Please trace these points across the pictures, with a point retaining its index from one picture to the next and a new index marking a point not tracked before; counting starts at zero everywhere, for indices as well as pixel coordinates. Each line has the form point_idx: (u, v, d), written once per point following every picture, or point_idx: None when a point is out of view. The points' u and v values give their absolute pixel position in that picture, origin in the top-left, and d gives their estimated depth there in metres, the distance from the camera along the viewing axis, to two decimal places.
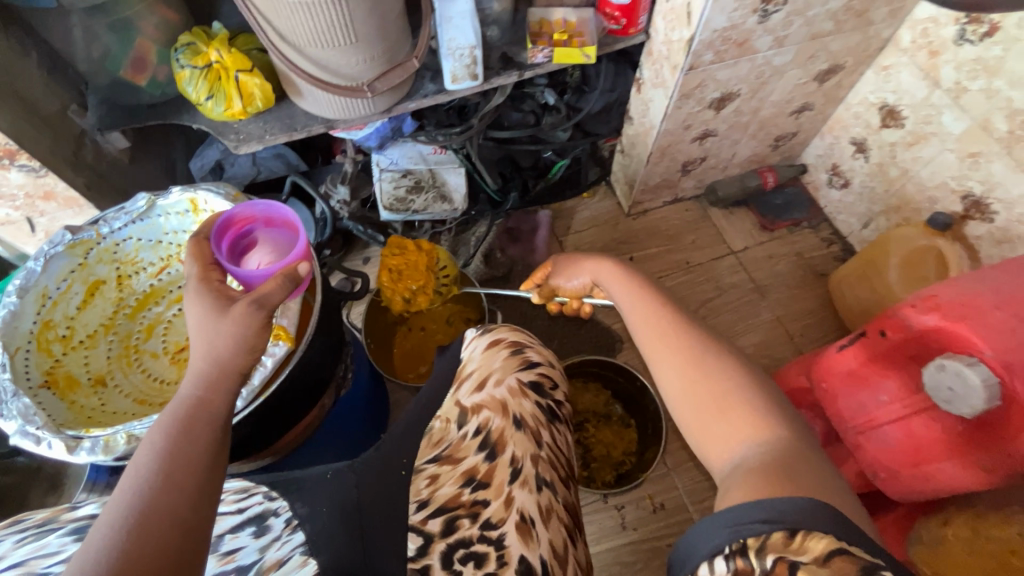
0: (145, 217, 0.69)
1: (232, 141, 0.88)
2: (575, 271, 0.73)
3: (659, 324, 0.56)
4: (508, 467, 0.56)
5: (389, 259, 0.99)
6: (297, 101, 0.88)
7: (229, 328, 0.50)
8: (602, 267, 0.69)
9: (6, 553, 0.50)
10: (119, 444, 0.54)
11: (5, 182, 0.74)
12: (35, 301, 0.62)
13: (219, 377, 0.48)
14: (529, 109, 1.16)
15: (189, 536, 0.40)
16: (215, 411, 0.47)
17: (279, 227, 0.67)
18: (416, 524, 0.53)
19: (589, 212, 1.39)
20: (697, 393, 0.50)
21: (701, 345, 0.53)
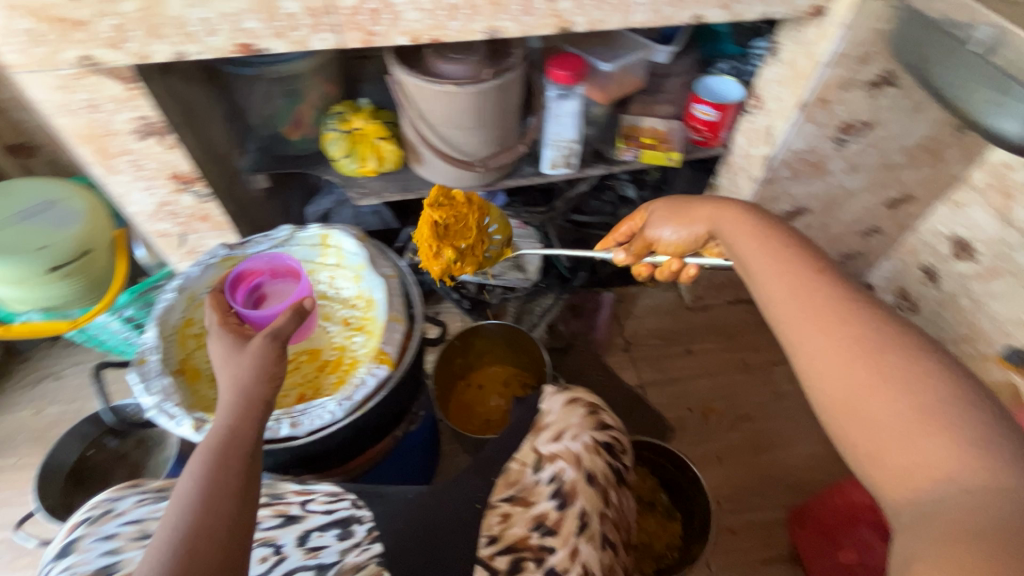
0: (284, 245, 0.81)
1: (355, 194, 1.02)
2: (683, 222, 0.69)
3: (816, 305, 0.49)
4: (577, 519, 0.59)
5: (435, 212, 0.86)
6: (417, 167, 1.01)
7: (247, 361, 0.56)
8: (728, 218, 0.63)
9: (128, 510, 0.57)
10: None
11: (177, 203, 0.89)
12: (185, 300, 0.74)
13: (246, 404, 0.53)
14: (607, 199, 1.29)
15: (230, 549, 0.45)
16: (243, 437, 0.52)
17: (284, 276, 0.77)
18: (485, 557, 0.57)
19: (651, 300, 1.44)
20: (868, 399, 0.43)
21: (874, 336, 0.46)
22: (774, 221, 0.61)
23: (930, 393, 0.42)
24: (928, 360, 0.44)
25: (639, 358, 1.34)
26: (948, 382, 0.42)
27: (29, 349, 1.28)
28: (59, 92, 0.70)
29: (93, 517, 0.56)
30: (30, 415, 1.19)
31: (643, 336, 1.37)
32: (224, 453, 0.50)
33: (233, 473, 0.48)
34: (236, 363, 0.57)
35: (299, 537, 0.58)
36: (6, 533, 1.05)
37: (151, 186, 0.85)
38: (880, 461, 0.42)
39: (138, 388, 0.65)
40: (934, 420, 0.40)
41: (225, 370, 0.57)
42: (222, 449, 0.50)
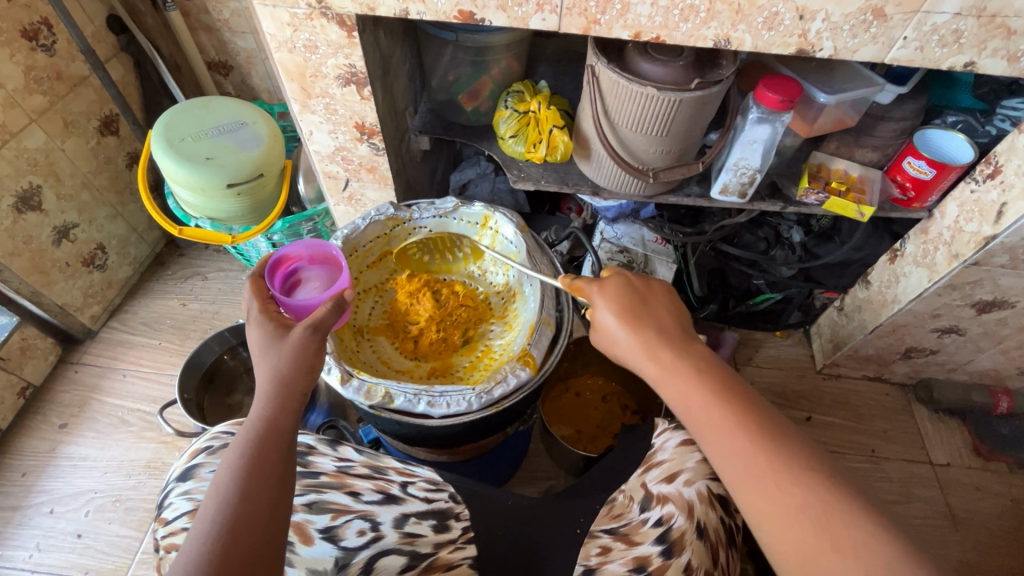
0: (445, 216, 0.81)
1: (514, 175, 0.98)
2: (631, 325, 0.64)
3: (759, 463, 0.51)
4: (681, 573, 0.52)
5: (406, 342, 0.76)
6: (582, 164, 0.97)
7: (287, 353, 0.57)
8: (660, 342, 0.62)
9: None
10: (377, 395, 0.63)
11: (353, 151, 0.91)
12: (348, 250, 0.77)
13: (284, 396, 0.55)
14: (763, 235, 1.19)
15: (267, 538, 0.48)
16: (280, 429, 0.54)
17: (322, 263, 0.74)
18: None
19: (776, 351, 1.33)
20: (818, 559, 0.46)
21: (808, 491, 0.49)
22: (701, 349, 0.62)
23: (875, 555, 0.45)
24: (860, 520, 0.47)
25: None
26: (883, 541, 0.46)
27: (187, 247, 1.42)
28: (286, 28, 0.73)
29: (212, 447, 0.62)
30: (177, 306, 1.32)
31: (758, 388, 1.27)
32: (260, 445, 0.52)
33: (268, 465, 0.51)
34: (280, 354, 0.57)
35: (396, 518, 0.57)
36: (140, 405, 1.18)
37: (335, 131, 0.88)
38: None
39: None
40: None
41: (263, 360, 0.57)
42: (263, 438, 0.52)
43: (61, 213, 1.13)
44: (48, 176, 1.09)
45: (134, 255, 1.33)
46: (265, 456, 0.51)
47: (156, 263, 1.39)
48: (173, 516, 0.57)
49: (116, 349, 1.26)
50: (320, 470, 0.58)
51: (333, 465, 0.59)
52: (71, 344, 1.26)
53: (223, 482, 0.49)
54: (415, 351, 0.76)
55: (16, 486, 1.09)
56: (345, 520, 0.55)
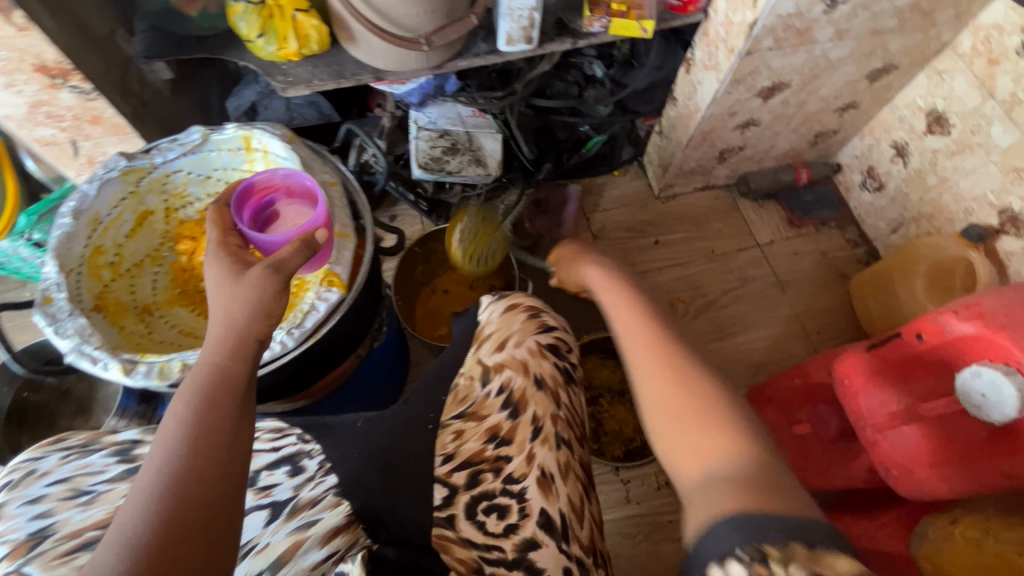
0: (197, 150, 0.70)
1: (280, 82, 0.86)
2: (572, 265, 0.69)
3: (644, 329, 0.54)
4: (530, 426, 0.58)
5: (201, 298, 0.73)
6: (351, 49, 0.86)
7: (243, 292, 0.51)
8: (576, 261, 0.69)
9: (53, 470, 0.55)
10: (173, 370, 0.57)
11: (55, 102, 0.73)
12: (88, 225, 0.65)
13: (234, 342, 0.50)
14: (572, 80, 1.17)
15: (219, 493, 0.43)
16: (231, 376, 0.49)
17: (300, 197, 0.69)
18: (442, 476, 0.57)
19: (618, 190, 1.38)
20: (675, 399, 0.48)
21: (674, 349, 0.51)
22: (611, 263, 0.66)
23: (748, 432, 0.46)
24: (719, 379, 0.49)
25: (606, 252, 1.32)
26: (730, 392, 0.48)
27: None
28: None
29: (15, 481, 0.54)
30: None
31: (610, 229, 1.34)
32: (210, 398, 0.47)
33: (217, 418, 0.46)
34: (233, 293, 0.52)
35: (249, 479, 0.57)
36: None
37: (15, 82, 0.69)
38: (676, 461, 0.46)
39: (49, 333, 0.58)
40: (729, 435, 0.44)
41: (218, 294, 0.53)
42: (214, 389, 0.48)
43: None
44: None
45: None
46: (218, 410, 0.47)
47: None
48: None
49: None
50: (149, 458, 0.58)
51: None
52: None
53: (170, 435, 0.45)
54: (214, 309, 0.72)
55: None
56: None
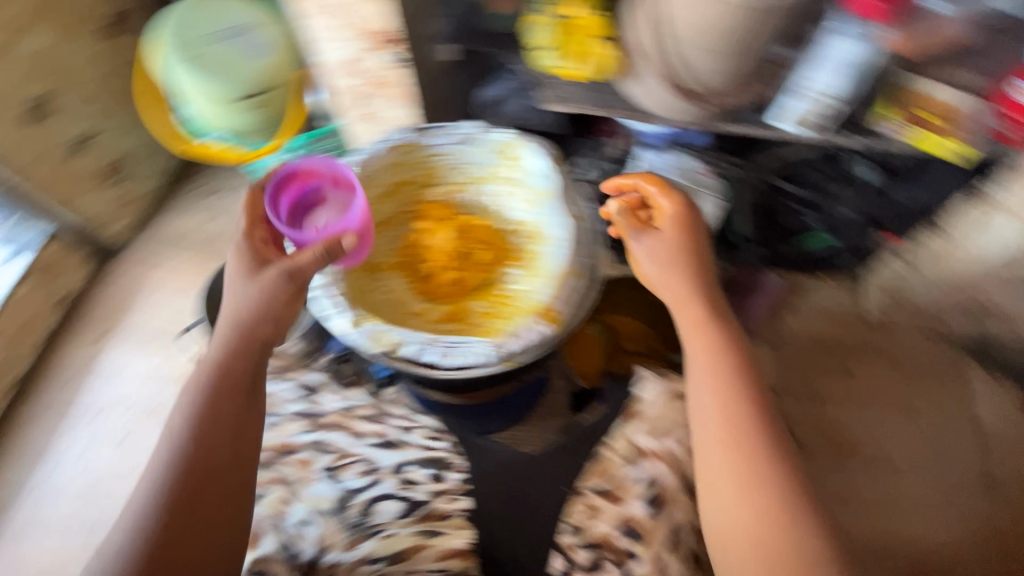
0: (466, 142, 0.77)
1: (547, 94, 0.89)
2: (666, 264, 0.81)
3: (729, 419, 0.70)
4: (664, 529, 0.76)
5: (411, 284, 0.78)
6: (624, 82, 0.84)
7: (254, 293, 0.66)
8: (667, 271, 0.81)
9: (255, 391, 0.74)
10: (383, 340, 0.65)
11: (366, 62, 0.81)
12: (360, 178, 0.74)
13: (237, 340, 0.67)
14: (827, 173, 1.07)
15: (210, 471, 0.64)
16: (232, 376, 0.67)
17: (343, 187, 0.75)
18: (564, 546, 0.77)
19: (823, 300, 1.23)
20: (745, 500, 0.65)
21: (754, 457, 0.67)
22: (717, 312, 0.78)
23: (776, 499, 0.65)
24: (782, 499, 0.64)
25: (783, 358, 1.19)
26: (800, 516, 0.64)
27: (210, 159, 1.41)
28: None
29: None
30: (204, 223, 1.32)
31: (797, 337, 1.20)
32: (214, 390, 0.66)
33: (213, 409, 0.66)
34: (248, 291, 0.66)
35: (400, 468, 0.81)
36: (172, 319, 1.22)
37: (347, 38, 0.78)
38: (733, 546, 0.65)
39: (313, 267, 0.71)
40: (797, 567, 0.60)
41: (233, 292, 0.67)
42: (219, 387, 0.67)
43: (80, 120, 1.13)
44: (63, 81, 1.09)
45: (159, 168, 1.34)
46: (222, 407, 0.66)
47: (181, 176, 1.39)
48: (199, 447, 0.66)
49: (149, 263, 1.29)
50: (328, 409, 0.85)
51: (338, 406, 0.85)
52: (106, 256, 1.29)
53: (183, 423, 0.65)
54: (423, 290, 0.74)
55: (67, 387, 1.16)
56: (348, 462, 0.81)
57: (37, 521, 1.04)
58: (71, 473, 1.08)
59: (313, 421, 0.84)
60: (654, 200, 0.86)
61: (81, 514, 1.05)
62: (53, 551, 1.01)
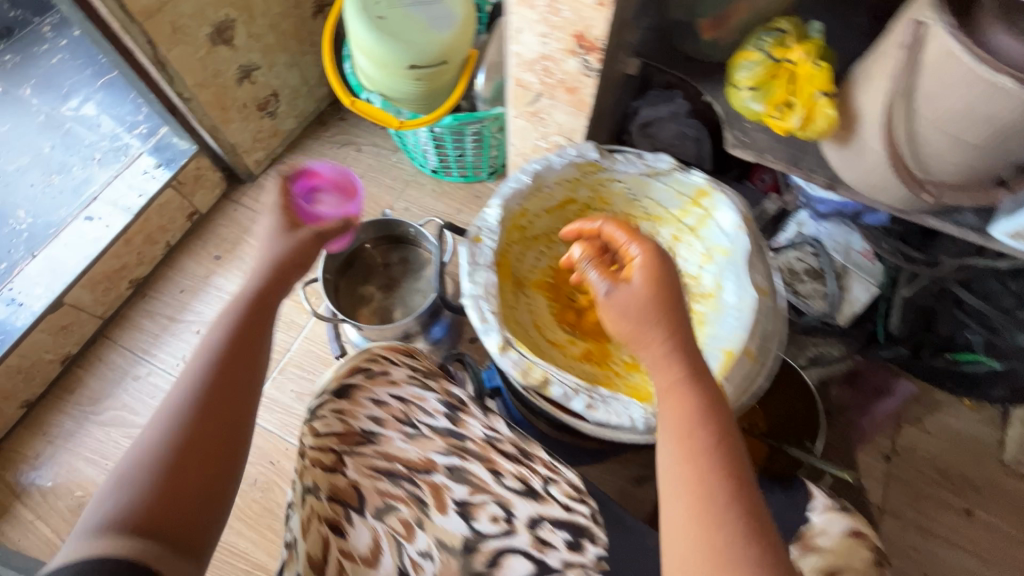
0: (650, 176, 0.76)
1: (733, 137, 0.81)
2: (634, 294, 0.54)
3: (687, 485, 0.47)
4: None
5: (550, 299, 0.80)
6: (830, 148, 0.75)
7: (288, 243, 0.71)
8: (629, 302, 0.54)
9: (396, 380, 0.62)
10: (533, 375, 0.61)
11: (558, 64, 0.76)
12: (531, 189, 0.73)
13: (275, 272, 0.67)
14: (1017, 290, 0.92)
15: (222, 383, 0.55)
16: (265, 299, 0.64)
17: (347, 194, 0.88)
18: None
19: (955, 423, 1.09)
20: None
21: (723, 540, 0.44)
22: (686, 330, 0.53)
23: None
24: None
25: (894, 477, 1.06)
26: None
27: (348, 111, 1.42)
28: None
29: (371, 372, 0.61)
30: None
31: (917, 457, 1.07)
32: (230, 350, 0.57)
33: (227, 369, 0.56)
34: (282, 240, 0.71)
35: (533, 519, 0.58)
36: None
37: (549, 35, 0.73)
38: None
39: (467, 268, 0.66)
40: None
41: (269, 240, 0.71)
42: (250, 308, 0.62)
43: (248, 52, 1.16)
44: (243, 12, 1.11)
45: (300, 109, 1.36)
46: (250, 322, 0.61)
47: (318, 121, 1.41)
48: (323, 431, 0.56)
49: None
50: (468, 434, 0.60)
51: (481, 433, 0.61)
52: (234, 183, 1.33)
53: (184, 379, 0.55)
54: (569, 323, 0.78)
55: (174, 299, 1.21)
56: (482, 501, 0.57)
57: (124, 418, 1.10)
58: (165, 381, 1.13)
59: (446, 438, 0.59)
60: (621, 249, 0.59)
61: None
62: None
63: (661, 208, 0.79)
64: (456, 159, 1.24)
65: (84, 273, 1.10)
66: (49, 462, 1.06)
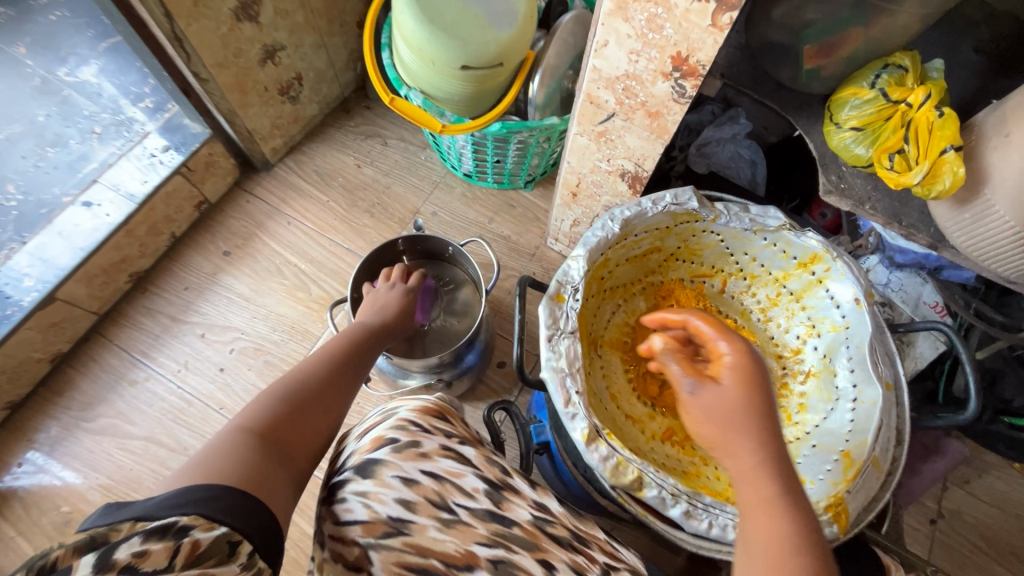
0: (755, 233, 0.75)
1: (828, 181, 0.72)
2: (727, 398, 0.49)
3: None
4: None
5: (624, 359, 0.82)
6: (943, 206, 0.67)
7: (395, 298, 0.84)
8: (722, 408, 0.49)
9: (430, 453, 0.52)
10: (625, 474, 0.59)
11: (645, 85, 0.67)
12: (620, 237, 0.73)
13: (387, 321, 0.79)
14: None
15: (344, 386, 0.62)
16: (378, 338, 0.74)
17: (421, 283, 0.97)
18: None
19: (1006, 488, 1.04)
20: None
21: None
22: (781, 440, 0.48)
23: None
24: None
25: (939, 542, 1.00)
26: None
27: (375, 99, 1.31)
28: None
29: (399, 444, 0.51)
30: (353, 167, 1.23)
31: (965, 522, 1.02)
32: (351, 350, 0.68)
33: (349, 364, 0.65)
34: (388, 297, 0.84)
35: None
36: (295, 260, 1.15)
37: (640, 53, 0.63)
38: None
39: (546, 335, 0.64)
40: None
41: (379, 296, 0.84)
42: (366, 337, 0.72)
43: (273, 30, 1.03)
44: None
45: (324, 94, 1.24)
46: (368, 351, 0.71)
47: (341, 108, 1.30)
48: (345, 520, 0.48)
49: (288, 191, 1.21)
50: (514, 518, 0.51)
51: (529, 515, 0.52)
52: (247, 171, 1.22)
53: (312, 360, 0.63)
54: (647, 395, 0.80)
55: (177, 297, 1.11)
56: None
57: (118, 426, 1.01)
58: (164, 387, 1.04)
59: (489, 524, 0.50)
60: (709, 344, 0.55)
61: (160, 436, 1.00)
62: (125, 465, 0.98)
63: (763, 266, 0.80)
64: (493, 163, 1.13)
65: (80, 266, 0.99)
66: (35, 470, 0.98)
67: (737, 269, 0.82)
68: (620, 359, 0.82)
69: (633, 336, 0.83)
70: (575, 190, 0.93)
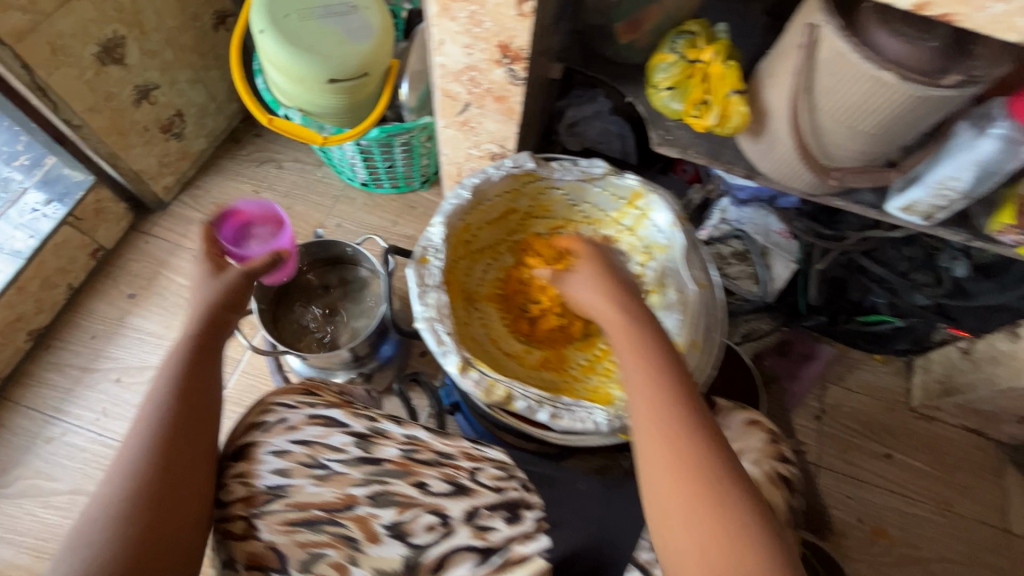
0: (589, 181, 0.88)
1: (656, 136, 0.85)
2: (593, 286, 0.68)
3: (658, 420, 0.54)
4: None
5: (497, 308, 0.91)
6: (746, 141, 0.81)
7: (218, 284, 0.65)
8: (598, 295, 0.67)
9: (298, 426, 0.58)
10: (495, 393, 0.72)
11: (485, 73, 0.76)
12: (474, 204, 0.84)
13: (214, 315, 0.62)
14: (909, 255, 1.05)
15: (186, 441, 0.53)
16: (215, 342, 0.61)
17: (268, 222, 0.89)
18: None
19: (872, 377, 1.21)
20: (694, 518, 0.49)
21: (692, 451, 0.52)
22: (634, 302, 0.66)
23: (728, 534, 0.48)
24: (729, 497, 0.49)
25: (825, 433, 1.16)
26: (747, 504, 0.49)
27: (263, 126, 1.34)
28: None
29: (267, 426, 0.57)
30: (251, 192, 1.27)
31: (843, 413, 1.18)
32: (178, 395, 0.55)
33: (183, 412, 0.54)
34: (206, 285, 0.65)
35: (466, 512, 0.56)
36: None
37: (473, 46, 0.73)
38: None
39: (418, 288, 0.76)
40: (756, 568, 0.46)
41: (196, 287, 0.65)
42: (196, 354, 0.58)
43: (143, 71, 1.06)
44: (133, 27, 1.01)
45: (210, 128, 1.26)
46: (201, 372, 0.57)
47: (230, 138, 1.32)
48: (230, 500, 0.54)
49: (187, 226, 1.23)
50: (383, 456, 0.57)
51: (397, 450, 0.58)
52: (141, 213, 1.22)
53: (132, 437, 0.52)
54: (525, 335, 0.89)
55: (85, 347, 1.10)
56: (413, 516, 0.55)
57: (41, 485, 0.99)
58: (83, 438, 1.03)
59: (362, 467, 0.56)
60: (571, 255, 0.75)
61: (86, 486, 0.99)
62: (54, 521, 0.96)
63: (605, 211, 0.91)
64: (386, 169, 1.20)
65: None
66: None
67: (584, 218, 0.93)
68: (496, 309, 0.91)
69: (503, 288, 0.93)
70: (458, 179, 1.01)
